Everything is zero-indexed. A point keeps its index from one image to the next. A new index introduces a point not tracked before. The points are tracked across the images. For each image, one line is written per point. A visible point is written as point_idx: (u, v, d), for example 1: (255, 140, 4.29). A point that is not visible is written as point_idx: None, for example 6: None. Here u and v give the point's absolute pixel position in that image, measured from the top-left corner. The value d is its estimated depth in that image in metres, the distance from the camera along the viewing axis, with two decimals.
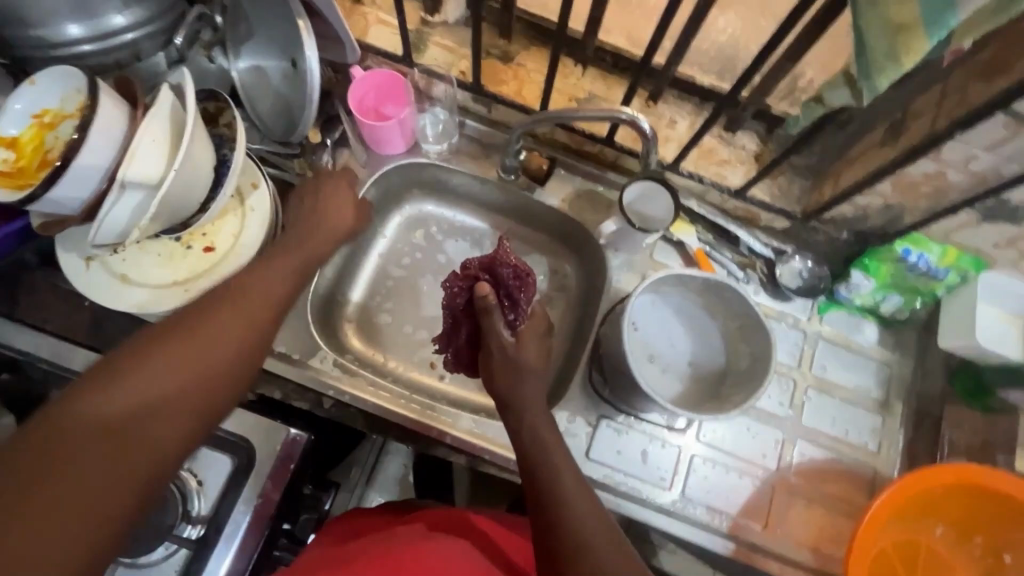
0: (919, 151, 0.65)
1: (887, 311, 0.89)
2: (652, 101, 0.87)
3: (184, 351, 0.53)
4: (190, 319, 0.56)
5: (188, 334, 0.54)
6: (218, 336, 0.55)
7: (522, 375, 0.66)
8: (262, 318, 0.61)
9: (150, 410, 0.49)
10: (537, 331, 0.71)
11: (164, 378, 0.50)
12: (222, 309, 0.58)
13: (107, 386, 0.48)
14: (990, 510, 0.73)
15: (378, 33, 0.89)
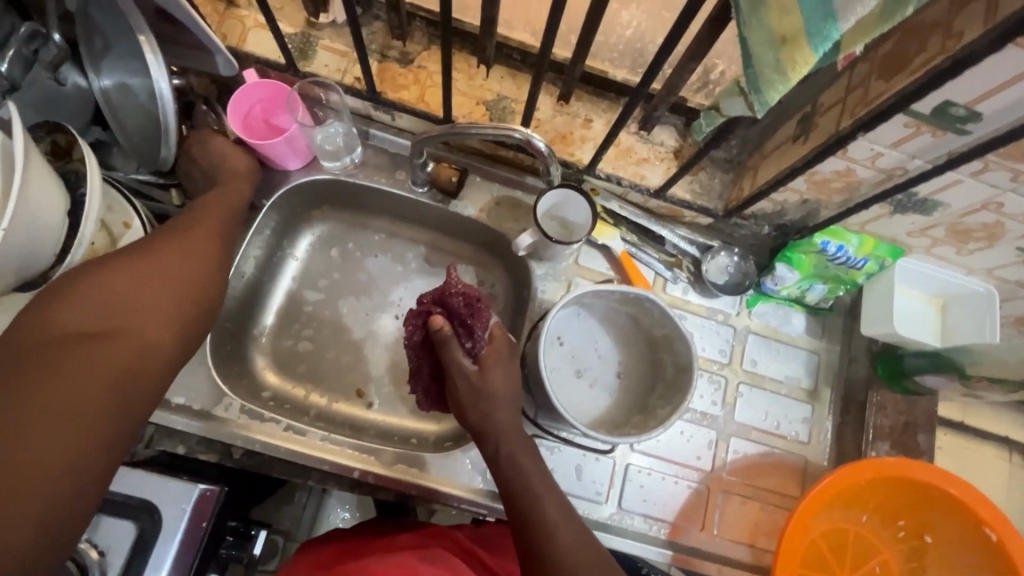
0: (826, 150, 0.63)
1: (812, 300, 0.89)
2: (564, 100, 0.82)
3: (155, 267, 0.60)
4: (153, 245, 0.63)
5: (155, 255, 0.61)
6: (184, 256, 0.63)
7: (493, 404, 0.66)
8: (217, 243, 0.69)
9: (120, 307, 0.55)
10: (501, 356, 0.68)
11: (144, 289, 0.58)
12: (183, 237, 0.65)
13: (86, 295, 0.54)
14: (912, 496, 0.74)
15: (258, 38, 0.80)
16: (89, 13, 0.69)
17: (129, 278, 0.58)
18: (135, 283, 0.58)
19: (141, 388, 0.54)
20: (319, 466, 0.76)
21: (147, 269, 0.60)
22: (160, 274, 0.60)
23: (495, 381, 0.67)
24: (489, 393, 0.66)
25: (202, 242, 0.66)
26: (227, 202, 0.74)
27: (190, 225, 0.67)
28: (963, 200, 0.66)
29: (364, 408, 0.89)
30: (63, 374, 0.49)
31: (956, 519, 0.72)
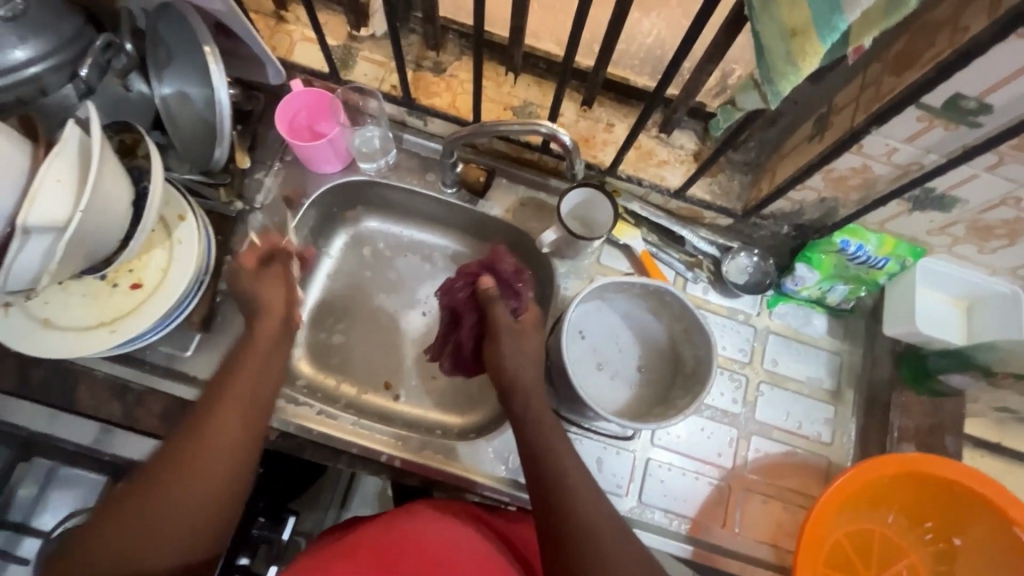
0: (842, 146, 0.65)
1: (834, 301, 0.90)
2: (587, 106, 0.86)
3: (179, 493, 0.56)
4: (183, 438, 0.59)
5: (184, 447, 0.58)
6: (212, 459, 0.58)
7: (528, 361, 0.72)
8: (249, 426, 0.62)
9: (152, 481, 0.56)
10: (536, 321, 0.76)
11: (163, 509, 0.56)
12: (214, 423, 0.60)
13: (111, 534, 0.54)
14: (938, 494, 0.73)
15: (304, 50, 0.87)
16: (159, 29, 0.77)
17: (152, 507, 0.56)
18: (156, 511, 0.55)
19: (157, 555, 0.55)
20: (348, 449, 0.79)
21: (172, 475, 0.57)
22: (181, 489, 0.57)
23: (530, 342, 0.74)
24: (526, 351, 0.72)
25: (234, 421, 0.61)
26: (266, 369, 0.67)
27: (224, 398, 0.62)
28: (980, 196, 0.67)
29: (391, 400, 0.92)
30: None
31: (985, 519, 0.71)
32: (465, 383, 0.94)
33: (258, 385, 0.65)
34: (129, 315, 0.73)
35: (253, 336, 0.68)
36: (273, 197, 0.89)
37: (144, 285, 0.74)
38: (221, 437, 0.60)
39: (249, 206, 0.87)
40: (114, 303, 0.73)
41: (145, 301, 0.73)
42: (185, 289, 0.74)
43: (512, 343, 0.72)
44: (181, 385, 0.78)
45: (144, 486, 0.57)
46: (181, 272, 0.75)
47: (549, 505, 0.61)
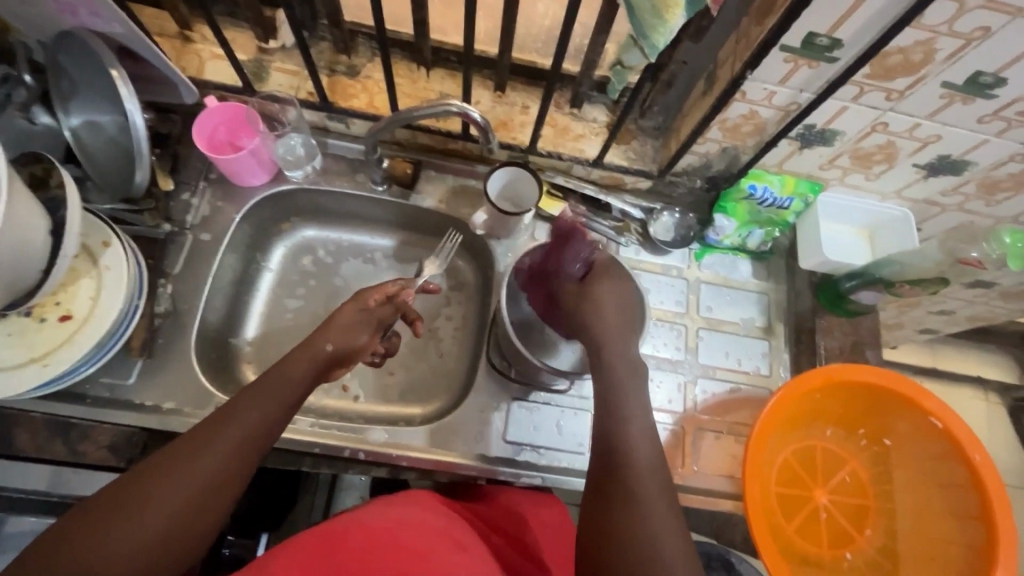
0: (727, 94, 0.72)
1: (754, 245, 0.96)
2: (501, 91, 0.91)
3: (150, 513, 0.53)
4: (175, 457, 0.56)
5: (170, 470, 0.55)
6: (195, 476, 0.56)
7: (596, 318, 0.70)
8: (247, 451, 0.59)
9: (165, 470, 0.55)
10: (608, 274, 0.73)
11: (123, 535, 0.51)
12: (208, 447, 0.57)
13: (113, 519, 0.52)
14: (863, 400, 0.80)
15: (215, 68, 0.87)
16: (59, 61, 0.77)
17: (119, 526, 0.51)
18: (126, 522, 0.52)
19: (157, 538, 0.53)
20: (309, 449, 0.80)
21: (152, 493, 0.54)
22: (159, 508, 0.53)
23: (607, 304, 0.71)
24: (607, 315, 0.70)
25: (228, 453, 0.58)
26: (281, 393, 0.64)
27: (227, 427, 0.59)
28: (855, 126, 0.75)
29: (350, 400, 0.93)
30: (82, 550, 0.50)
31: (907, 416, 0.78)
32: (423, 374, 0.96)
33: (267, 420, 0.62)
34: (62, 347, 0.71)
35: (269, 376, 0.65)
36: (203, 216, 0.88)
37: (74, 316, 0.73)
38: (210, 462, 0.56)
39: (179, 227, 0.87)
40: (44, 338, 0.71)
41: (78, 331, 0.72)
42: (119, 313, 0.73)
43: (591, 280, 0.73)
44: (127, 412, 0.76)
45: (120, 502, 0.53)
46: (113, 298, 0.74)
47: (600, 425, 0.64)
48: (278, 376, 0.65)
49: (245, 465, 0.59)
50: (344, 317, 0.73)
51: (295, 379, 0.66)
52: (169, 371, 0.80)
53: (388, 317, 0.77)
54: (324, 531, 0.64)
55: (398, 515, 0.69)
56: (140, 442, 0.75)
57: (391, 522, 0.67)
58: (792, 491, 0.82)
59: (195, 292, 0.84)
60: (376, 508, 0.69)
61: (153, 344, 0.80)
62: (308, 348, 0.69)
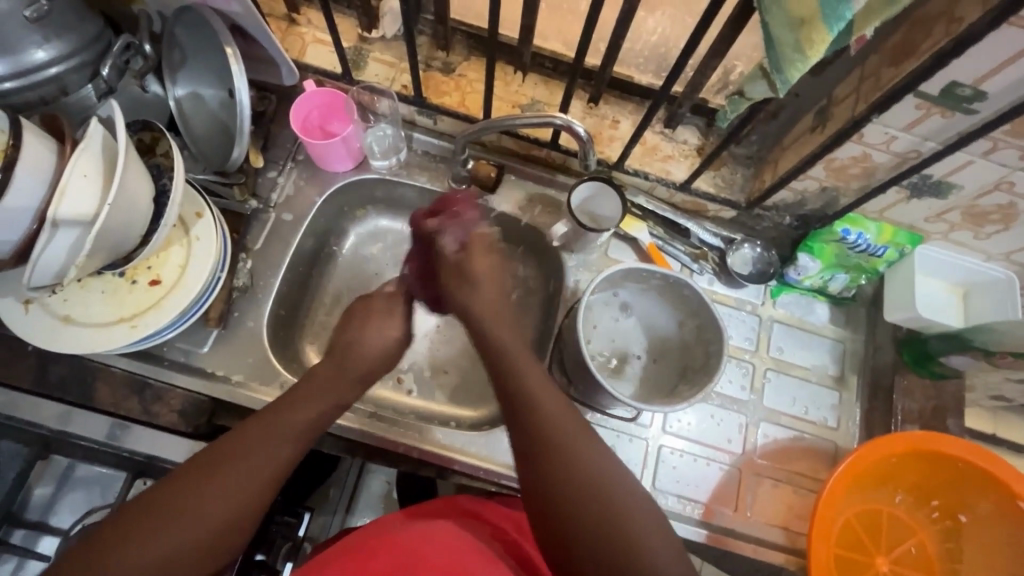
0: (843, 135, 0.68)
1: (835, 290, 0.93)
2: (593, 103, 0.89)
3: (195, 513, 0.54)
4: (192, 479, 0.56)
5: (215, 472, 0.56)
6: (246, 475, 0.57)
7: (474, 284, 0.73)
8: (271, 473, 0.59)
9: (206, 474, 0.56)
10: (483, 244, 0.76)
11: (165, 539, 0.53)
12: (228, 468, 0.57)
13: (154, 524, 0.53)
14: (942, 472, 0.76)
15: (316, 52, 0.89)
16: (175, 33, 0.78)
17: (162, 527, 0.53)
18: (165, 527, 0.53)
19: (198, 539, 0.54)
20: (366, 440, 0.80)
21: (177, 513, 0.54)
22: (185, 530, 0.53)
23: (486, 272, 0.74)
24: (476, 271, 0.73)
25: (272, 456, 0.59)
26: (320, 396, 0.66)
27: (249, 446, 0.58)
28: (976, 182, 0.70)
29: (404, 394, 0.94)
30: (124, 554, 0.51)
31: (989, 495, 0.73)
32: (476, 377, 0.96)
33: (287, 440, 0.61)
34: (149, 310, 0.74)
35: (282, 403, 0.63)
36: (287, 196, 0.90)
37: (162, 282, 0.75)
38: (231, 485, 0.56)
39: (263, 205, 0.89)
40: (133, 299, 0.74)
41: (165, 298, 0.74)
42: (204, 285, 0.75)
43: (486, 272, 0.74)
44: (200, 379, 0.79)
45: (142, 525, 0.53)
46: (200, 268, 0.76)
47: (530, 438, 0.59)
48: (303, 395, 0.65)
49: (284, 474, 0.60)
50: (371, 320, 0.75)
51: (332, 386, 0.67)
52: (241, 345, 0.81)
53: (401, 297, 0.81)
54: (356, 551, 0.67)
55: (427, 530, 0.69)
56: (208, 410, 0.78)
57: (420, 541, 0.67)
58: (851, 554, 0.78)
59: (272, 270, 0.86)
60: (408, 526, 0.70)
61: (229, 316, 0.83)
62: (344, 351, 0.71)
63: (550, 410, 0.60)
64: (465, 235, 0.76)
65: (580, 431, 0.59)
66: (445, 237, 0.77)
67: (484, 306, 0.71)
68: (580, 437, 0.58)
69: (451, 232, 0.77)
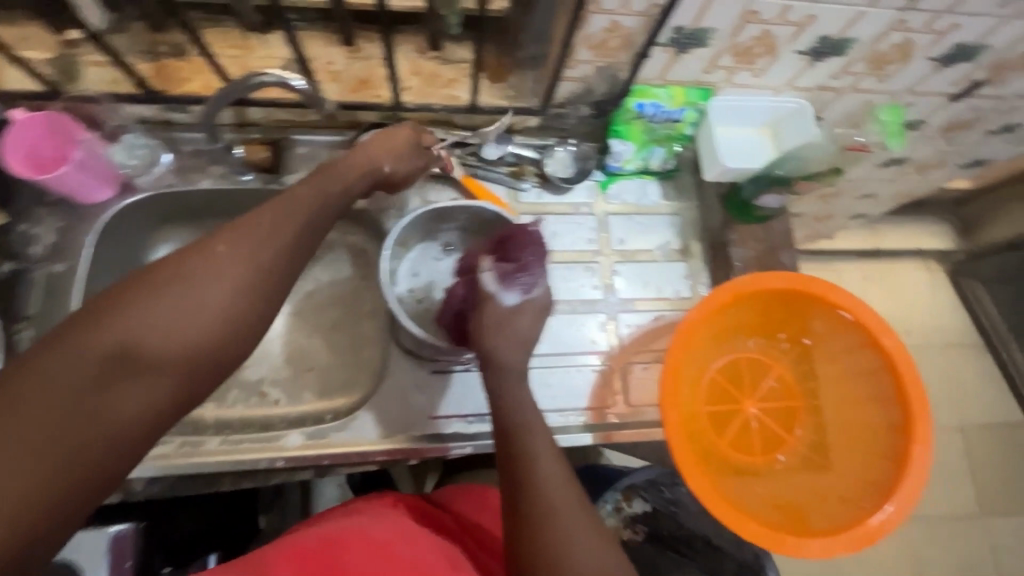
0: (579, 8, 0.64)
1: (658, 166, 0.92)
2: (352, 45, 0.82)
3: (122, 387, 0.44)
4: (100, 336, 0.44)
5: (139, 327, 0.45)
6: (166, 337, 0.46)
7: (511, 337, 0.63)
8: (264, 279, 0.52)
9: (132, 338, 0.45)
10: (540, 308, 0.65)
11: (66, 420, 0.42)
12: (208, 281, 0.49)
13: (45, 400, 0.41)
14: (778, 306, 0.80)
15: (15, 74, 0.76)
16: None
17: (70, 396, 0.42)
18: (60, 401, 0.42)
19: (104, 427, 0.43)
20: (228, 469, 0.75)
21: (124, 342, 0.45)
22: (158, 365, 0.46)
23: (522, 328, 0.64)
24: (521, 333, 0.63)
25: (216, 309, 0.48)
26: (299, 227, 0.56)
27: (212, 273, 0.49)
28: (724, 21, 0.69)
29: (270, 406, 0.89)
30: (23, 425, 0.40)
31: (819, 312, 0.78)
32: (342, 365, 0.92)
33: (279, 247, 0.54)
34: None
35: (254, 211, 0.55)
36: (51, 246, 0.79)
37: None
38: (218, 296, 0.49)
39: (26, 263, 0.78)
40: None
41: None
42: None
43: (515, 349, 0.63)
44: None
45: (126, 360, 0.44)
46: None
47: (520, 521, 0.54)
48: (286, 199, 0.57)
49: (230, 330, 0.49)
50: (315, 183, 0.62)
51: (307, 222, 0.58)
52: None
53: (365, 190, 0.68)
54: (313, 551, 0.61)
55: (394, 527, 0.65)
56: None
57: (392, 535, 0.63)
58: (721, 407, 0.83)
59: None
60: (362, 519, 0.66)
61: None
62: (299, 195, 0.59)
63: (551, 484, 0.55)
64: (524, 291, 0.65)
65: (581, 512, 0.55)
66: (500, 288, 0.66)
67: (515, 360, 0.63)
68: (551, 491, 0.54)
69: (512, 279, 0.65)
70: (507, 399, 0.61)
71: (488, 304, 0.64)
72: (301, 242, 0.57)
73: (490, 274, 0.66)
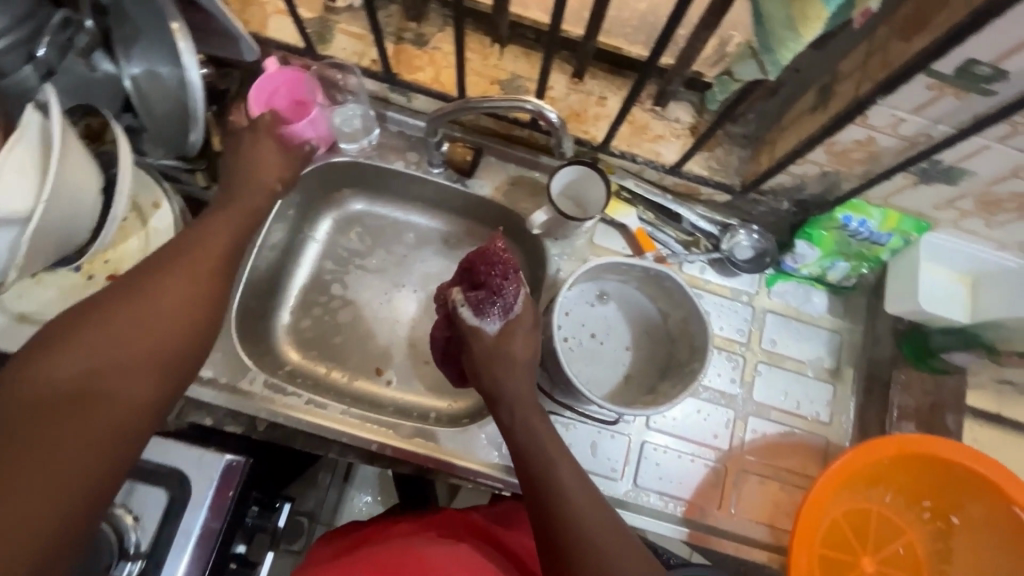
0: (845, 117, 0.62)
1: (834, 279, 0.87)
2: (579, 78, 0.83)
3: (115, 346, 0.50)
4: (89, 316, 0.51)
5: (132, 306, 0.53)
6: (149, 311, 0.53)
7: (510, 366, 0.67)
8: (214, 267, 0.61)
9: (132, 323, 0.52)
10: (525, 323, 0.71)
11: (95, 375, 0.48)
12: (148, 303, 0.54)
13: (66, 355, 0.48)
14: (937, 476, 0.72)
15: (279, 23, 0.82)
16: (123, 5, 0.72)
17: (86, 342, 0.49)
18: (84, 348, 0.49)
19: (129, 389, 0.49)
20: (341, 439, 0.78)
21: (78, 368, 0.48)
22: (112, 391, 0.48)
23: (516, 351, 0.69)
24: (515, 357, 0.68)
25: (177, 300, 0.55)
26: (218, 233, 0.64)
27: (166, 269, 0.57)
28: (991, 169, 0.64)
29: (383, 385, 0.90)
30: (50, 361, 0.47)
31: (984, 499, 0.70)
32: None
33: (214, 255, 0.61)
34: None
35: (191, 235, 0.62)
36: None
37: (121, 277, 0.72)
38: (163, 303, 0.55)
39: None
40: (90, 296, 0.71)
41: None
42: None
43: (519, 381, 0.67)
44: None
45: (59, 405, 0.45)
46: None
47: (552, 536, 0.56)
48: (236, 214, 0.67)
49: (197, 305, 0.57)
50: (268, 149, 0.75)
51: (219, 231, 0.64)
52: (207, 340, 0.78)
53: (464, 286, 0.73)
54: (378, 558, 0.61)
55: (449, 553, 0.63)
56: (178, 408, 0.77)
57: (447, 558, 0.62)
58: (838, 556, 0.76)
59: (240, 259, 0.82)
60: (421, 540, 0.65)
61: None
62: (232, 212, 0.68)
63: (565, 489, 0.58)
64: (505, 314, 0.70)
65: (616, 533, 0.56)
66: (482, 319, 0.70)
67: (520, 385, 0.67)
68: (585, 513, 0.56)
69: (484, 312, 0.70)
70: (518, 422, 0.64)
71: (477, 343, 0.69)
72: (250, 211, 0.69)
73: (485, 296, 0.70)
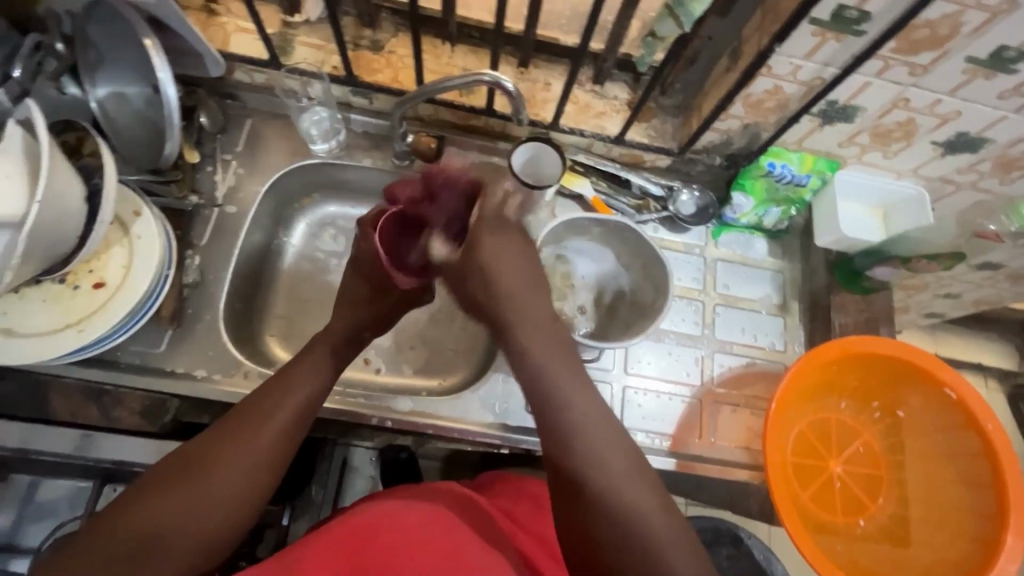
0: (753, 68, 0.73)
1: (770, 224, 0.98)
2: (524, 68, 0.92)
3: (212, 476, 0.55)
4: (192, 456, 0.56)
5: (229, 443, 0.58)
6: (248, 448, 0.58)
7: (505, 244, 0.66)
8: (315, 389, 0.65)
9: (223, 448, 0.57)
10: (493, 227, 0.67)
11: (193, 490, 0.54)
12: (263, 423, 0.60)
13: (157, 502, 0.53)
14: (881, 374, 0.82)
15: (240, 40, 0.87)
16: (88, 30, 0.76)
17: (185, 487, 0.54)
18: (181, 492, 0.54)
19: (215, 501, 0.55)
20: (339, 418, 0.82)
21: (149, 528, 0.52)
22: (205, 483, 0.55)
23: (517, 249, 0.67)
24: (491, 266, 0.65)
25: (276, 426, 0.60)
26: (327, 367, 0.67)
27: (274, 401, 0.62)
28: (876, 102, 0.77)
29: (372, 373, 0.94)
30: (158, 492, 0.54)
31: (920, 387, 0.80)
32: (442, 350, 0.97)
33: (315, 376, 0.66)
34: (96, 313, 0.72)
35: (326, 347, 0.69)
36: (229, 189, 0.89)
37: (107, 284, 0.74)
38: (240, 468, 0.57)
39: (205, 201, 0.87)
40: (78, 304, 0.72)
41: (111, 299, 0.73)
42: (151, 283, 0.74)
43: (536, 345, 0.60)
44: (158, 379, 0.78)
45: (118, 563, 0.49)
46: (145, 265, 0.75)
47: (580, 498, 0.52)
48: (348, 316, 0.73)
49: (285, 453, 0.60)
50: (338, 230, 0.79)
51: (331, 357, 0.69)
52: (197, 341, 0.81)
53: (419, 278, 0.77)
54: (348, 528, 0.62)
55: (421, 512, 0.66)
56: (172, 408, 0.78)
57: (416, 522, 0.64)
58: (806, 461, 0.84)
59: (222, 263, 0.85)
60: (393, 501, 0.67)
61: (182, 314, 0.81)
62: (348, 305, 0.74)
63: (598, 446, 0.54)
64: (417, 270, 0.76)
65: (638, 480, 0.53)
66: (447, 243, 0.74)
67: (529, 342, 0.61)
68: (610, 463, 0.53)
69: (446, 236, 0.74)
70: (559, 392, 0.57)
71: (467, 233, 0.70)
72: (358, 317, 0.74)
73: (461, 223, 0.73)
